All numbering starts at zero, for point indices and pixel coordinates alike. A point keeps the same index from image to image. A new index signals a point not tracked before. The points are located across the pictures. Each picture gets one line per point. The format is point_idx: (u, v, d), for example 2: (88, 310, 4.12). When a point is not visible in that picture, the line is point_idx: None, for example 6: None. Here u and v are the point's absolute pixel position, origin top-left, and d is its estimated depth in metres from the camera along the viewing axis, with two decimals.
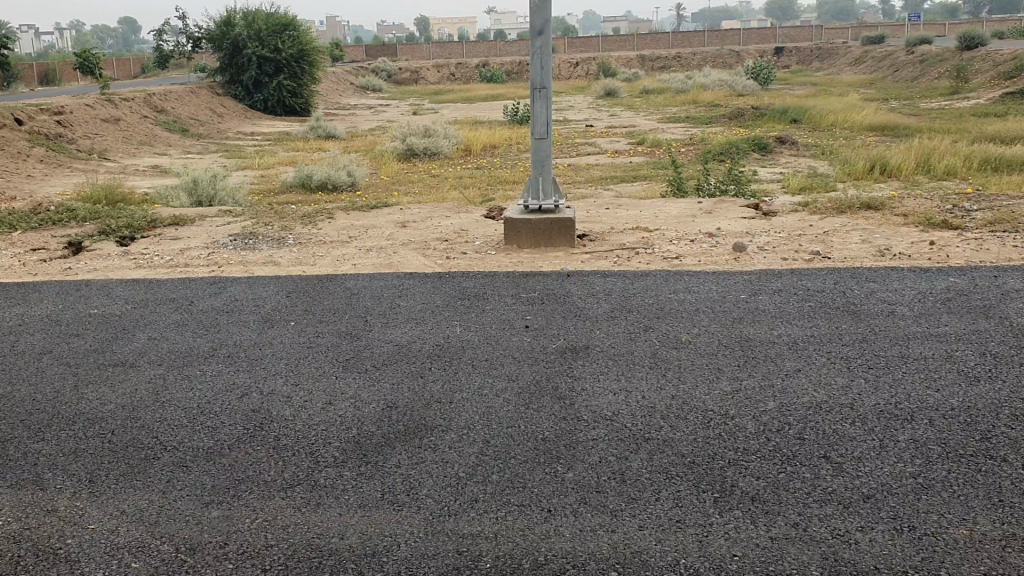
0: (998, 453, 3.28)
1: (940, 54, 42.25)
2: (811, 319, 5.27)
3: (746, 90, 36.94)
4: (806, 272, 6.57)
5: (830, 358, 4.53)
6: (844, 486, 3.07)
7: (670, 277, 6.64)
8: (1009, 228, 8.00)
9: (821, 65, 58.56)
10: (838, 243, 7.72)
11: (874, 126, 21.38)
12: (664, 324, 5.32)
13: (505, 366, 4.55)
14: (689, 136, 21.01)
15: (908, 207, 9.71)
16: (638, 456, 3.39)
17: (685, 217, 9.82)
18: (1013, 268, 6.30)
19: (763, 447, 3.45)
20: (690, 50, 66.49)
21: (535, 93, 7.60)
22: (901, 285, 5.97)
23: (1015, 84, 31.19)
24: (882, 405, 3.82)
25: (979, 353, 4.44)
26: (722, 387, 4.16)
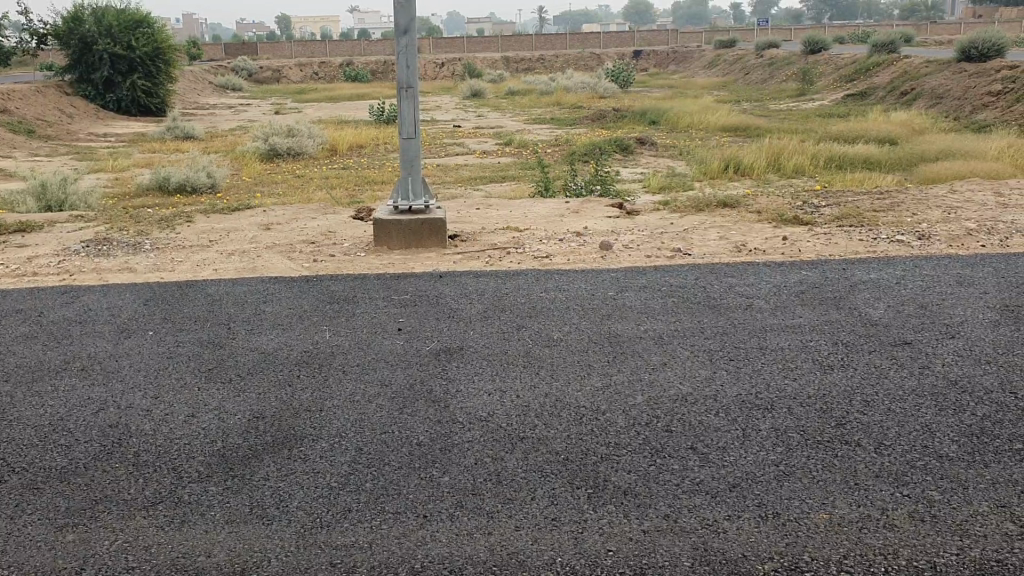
0: (852, 439, 3.45)
1: (787, 58, 44.34)
2: (675, 315, 5.41)
3: (608, 92, 37.75)
4: (669, 268, 6.75)
5: (694, 351, 4.66)
6: (711, 476, 3.16)
7: (540, 276, 6.71)
8: (853, 223, 8.45)
9: (678, 68, 60.49)
10: (698, 240, 7.98)
11: (728, 126, 22.25)
12: (536, 322, 5.37)
13: (377, 370, 4.48)
14: (555, 138, 21.32)
15: (762, 204, 10.12)
16: (513, 455, 3.40)
17: (552, 217, 9.94)
18: (859, 261, 6.65)
19: (633, 441, 3.51)
20: (553, 53, 67.50)
21: (401, 93, 7.51)
22: (757, 279, 6.22)
23: (855, 87, 33.03)
24: (743, 395, 3.96)
25: (831, 342, 4.66)
26: (593, 383, 4.23)
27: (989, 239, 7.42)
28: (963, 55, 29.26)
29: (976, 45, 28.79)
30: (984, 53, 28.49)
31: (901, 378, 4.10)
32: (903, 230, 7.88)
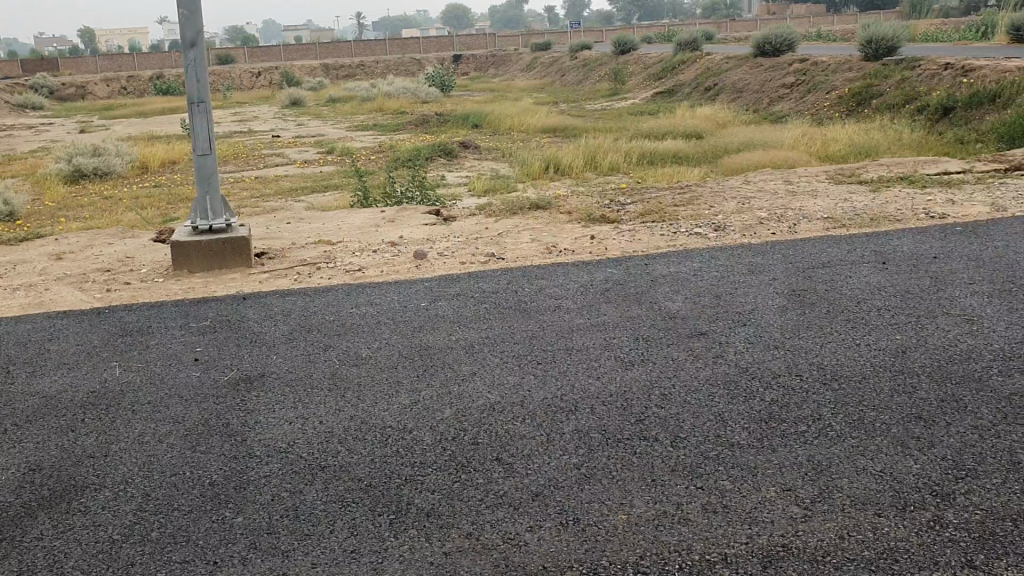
0: (652, 434, 3.52)
1: (599, 59, 45.87)
2: (486, 321, 5.40)
3: (429, 97, 37.75)
4: (482, 274, 6.75)
5: (503, 358, 4.65)
6: (514, 487, 3.14)
7: (351, 291, 6.55)
8: (659, 217, 8.76)
9: (497, 71, 61.32)
10: (511, 243, 8.04)
11: (545, 126, 22.70)
12: (345, 341, 5.22)
13: (170, 408, 4.20)
14: (375, 144, 21.07)
15: (574, 203, 10.33)
16: (313, 486, 3.26)
17: (367, 228, 9.76)
18: (661, 255, 6.87)
19: (438, 458, 3.45)
20: (372, 59, 66.95)
21: (192, 108, 7.16)
22: (566, 279, 6.30)
23: (663, 85, 34.51)
24: (549, 399, 3.97)
25: (634, 338, 4.77)
26: (400, 401, 4.13)
27: (780, 227, 7.84)
28: (758, 51, 31.02)
29: (770, 41, 30.56)
30: (777, 49, 30.41)
31: (698, 368, 4.24)
32: (702, 223, 8.22)
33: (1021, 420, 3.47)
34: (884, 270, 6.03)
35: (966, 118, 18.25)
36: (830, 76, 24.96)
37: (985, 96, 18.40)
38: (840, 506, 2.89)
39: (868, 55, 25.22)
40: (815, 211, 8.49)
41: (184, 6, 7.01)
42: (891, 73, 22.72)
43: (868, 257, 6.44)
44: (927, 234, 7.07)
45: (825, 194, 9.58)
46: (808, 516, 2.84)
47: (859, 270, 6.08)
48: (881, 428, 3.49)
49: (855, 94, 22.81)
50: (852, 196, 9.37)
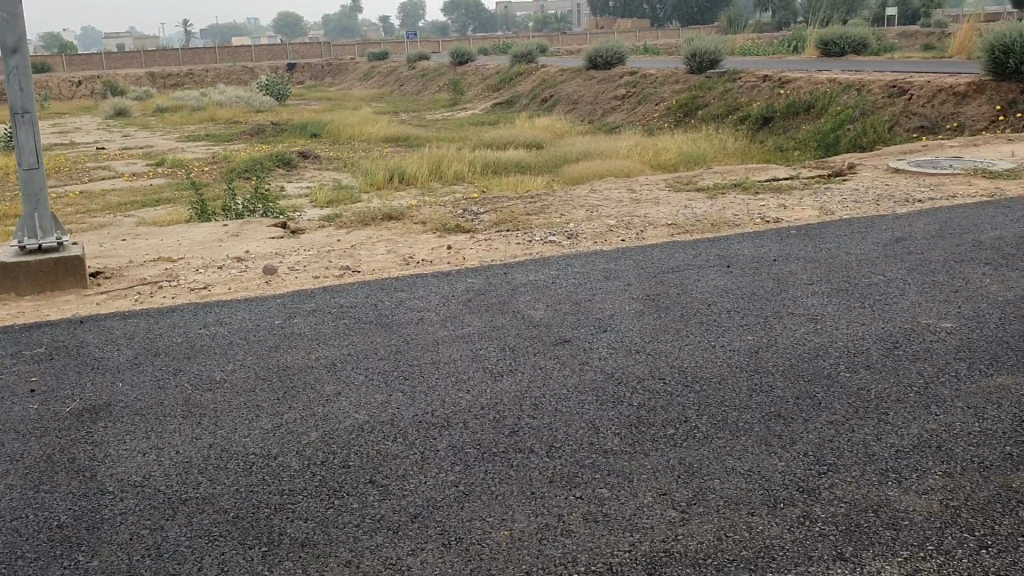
0: (528, 445, 3.50)
1: (438, 69, 45.99)
2: (347, 337, 5.26)
3: (265, 107, 36.76)
4: (337, 288, 6.58)
5: (367, 375, 4.53)
6: (391, 509, 3.05)
7: (200, 310, 6.25)
8: (511, 226, 8.81)
9: (333, 80, 60.43)
10: (365, 255, 7.89)
11: (387, 136, 22.51)
12: (197, 364, 4.95)
13: (6, 445, 3.87)
14: (210, 155, 20.29)
15: (424, 214, 10.25)
16: (175, 522, 3.06)
17: (209, 243, 9.35)
18: (518, 264, 6.90)
19: (309, 483, 3.31)
20: (202, 67, 64.63)
21: (15, 119, 6.65)
22: (426, 291, 6.22)
23: (503, 95, 34.96)
24: (420, 415, 3.89)
25: (500, 348, 4.75)
26: (262, 425, 3.95)
27: (628, 234, 8.02)
28: (590, 64, 31.91)
29: (601, 53, 31.51)
30: (608, 61, 31.36)
31: (565, 377, 4.25)
32: (554, 231, 8.31)
33: (871, 412, 3.62)
34: (729, 273, 6.26)
35: (784, 126, 19.99)
36: (660, 87, 25.98)
37: (801, 107, 20.03)
38: (715, 507, 2.94)
39: (692, 67, 26.45)
40: (659, 217, 8.75)
41: (5, 9, 6.50)
42: (717, 85, 23.86)
43: (713, 260, 6.68)
44: (764, 238, 7.41)
45: (666, 201, 9.89)
46: (686, 519, 2.88)
47: (707, 273, 6.30)
48: (744, 426, 3.59)
49: (683, 104, 23.88)
50: (691, 202, 9.72)
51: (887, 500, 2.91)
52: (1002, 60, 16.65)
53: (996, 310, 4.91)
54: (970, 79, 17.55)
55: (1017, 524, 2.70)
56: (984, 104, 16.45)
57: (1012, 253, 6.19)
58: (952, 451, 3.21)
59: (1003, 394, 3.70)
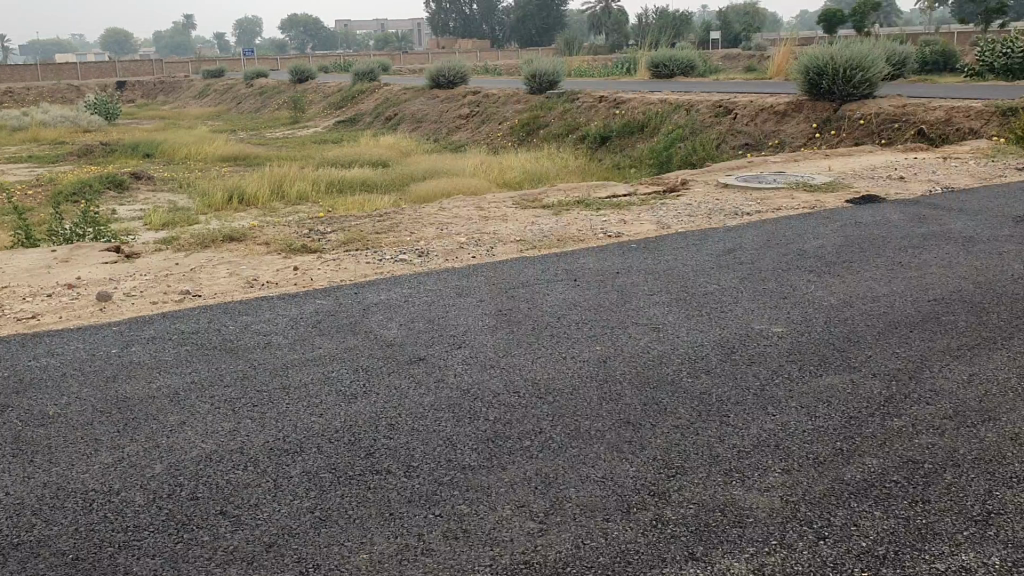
0: (384, 467, 3.47)
1: (276, 88, 45.09)
2: (191, 364, 5.07)
3: (92, 126, 35.02)
4: (178, 314, 6.33)
5: (214, 403, 4.36)
6: (244, 540, 2.95)
7: (29, 341, 5.88)
8: (358, 245, 8.72)
9: (165, 98, 58.18)
10: (206, 278, 7.63)
11: (226, 156, 21.85)
12: (27, 399, 4.65)
13: None
14: (33, 177, 19.10)
15: (268, 235, 9.99)
16: (8, 569, 2.86)
17: (36, 269, 8.79)
18: (367, 283, 6.83)
19: (155, 519, 3.16)
20: (20, 84, 60.84)
21: None
22: (272, 314, 6.08)
23: (345, 113, 34.62)
24: (272, 442, 3.79)
25: (352, 370, 4.69)
26: (101, 460, 3.74)
27: (477, 251, 8.07)
28: (433, 83, 32.06)
29: (443, 73, 31.73)
30: (451, 80, 31.65)
31: (420, 395, 4.23)
32: (404, 249, 8.28)
33: (713, 415, 3.78)
34: (576, 287, 6.39)
35: (622, 145, 20.69)
36: (502, 107, 26.42)
37: (636, 126, 20.84)
38: (571, 516, 3.00)
39: (533, 88, 27.03)
40: (507, 234, 8.85)
41: None
42: (557, 105, 24.47)
43: (561, 275, 6.81)
44: (608, 252, 7.62)
45: (513, 218, 10.04)
46: (544, 529, 2.92)
47: (556, 287, 6.42)
48: (597, 435, 3.66)
49: (525, 123, 24.36)
50: (537, 219, 9.92)
51: (733, 499, 3.04)
52: (817, 81, 17.84)
53: (820, 314, 5.23)
54: (790, 99, 18.71)
55: (850, 514, 2.88)
56: (803, 122, 17.56)
57: (833, 260, 6.62)
58: (790, 449, 3.39)
59: (833, 392, 3.94)
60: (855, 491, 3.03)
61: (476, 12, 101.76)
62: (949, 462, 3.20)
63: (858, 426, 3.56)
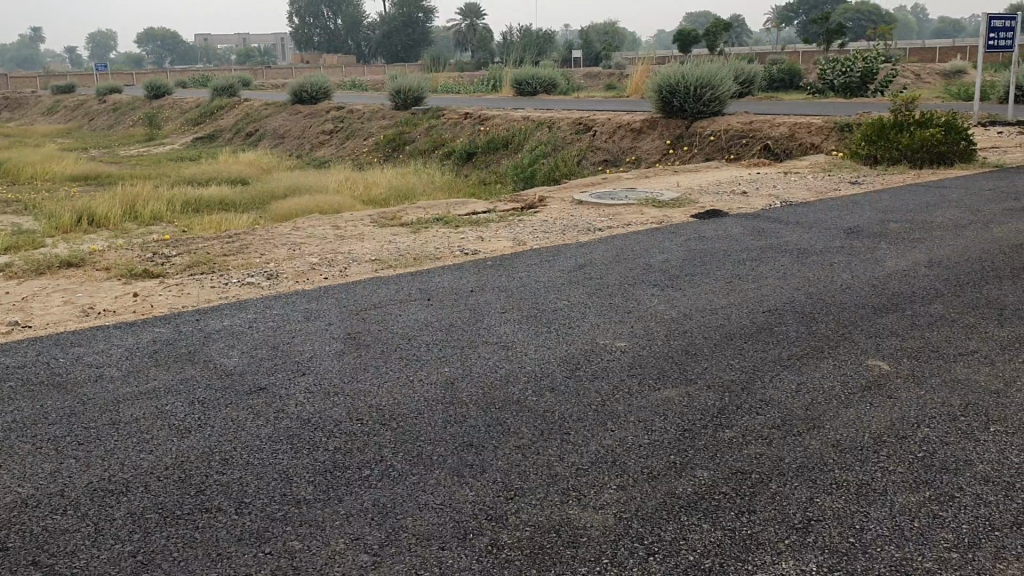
0: (214, 504, 3.32)
1: (131, 104, 43.32)
2: (13, 402, 4.74)
3: None
4: (5, 347, 5.93)
5: (34, 444, 4.09)
6: None
7: None
8: (205, 269, 8.42)
9: (9, 114, 55.03)
10: (39, 308, 7.20)
11: (72, 176, 20.77)
12: None
13: None
14: None
15: (110, 259, 9.52)
16: None
17: None
18: (212, 308, 6.59)
19: None
20: None
21: None
22: (108, 344, 5.78)
23: (202, 130, 33.56)
24: (95, 483, 3.58)
25: (188, 403, 4.48)
26: None
27: (330, 271, 7.91)
28: (295, 98, 31.49)
29: (306, 89, 31.20)
30: (313, 95, 31.16)
31: (258, 427, 4.08)
32: (252, 272, 8.04)
33: (554, 434, 3.79)
34: (429, 306, 6.34)
35: (485, 161, 20.80)
36: (365, 124, 26.19)
37: (499, 143, 21.03)
38: (407, 546, 2.94)
39: (397, 104, 26.91)
40: (362, 253, 8.73)
41: None
42: (421, 122, 24.45)
43: (412, 295, 6.74)
44: (462, 270, 7.60)
45: (369, 237, 9.92)
46: (378, 562, 2.85)
47: (408, 307, 6.35)
48: (437, 460, 3.60)
49: (389, 140, 24.20)
50: (394, 237, 9.83)
51: (568, 519, 3.05)
52: (669, 99, 18.44)
53: (662, 328, 5.35)
54: (645, 116, 19.28)
55: (680, 529, 2.94)
56: (657, 139, 18.12)
57: (676, 274, 6.83)
58: (626, 465, 3.44)
59: (670, 406, 4.02)
60: (686, 505, 3.09)
61: (340, 27, 100.69)
62: (775, 471, 3.31)
63: (691, 439, 3.65)
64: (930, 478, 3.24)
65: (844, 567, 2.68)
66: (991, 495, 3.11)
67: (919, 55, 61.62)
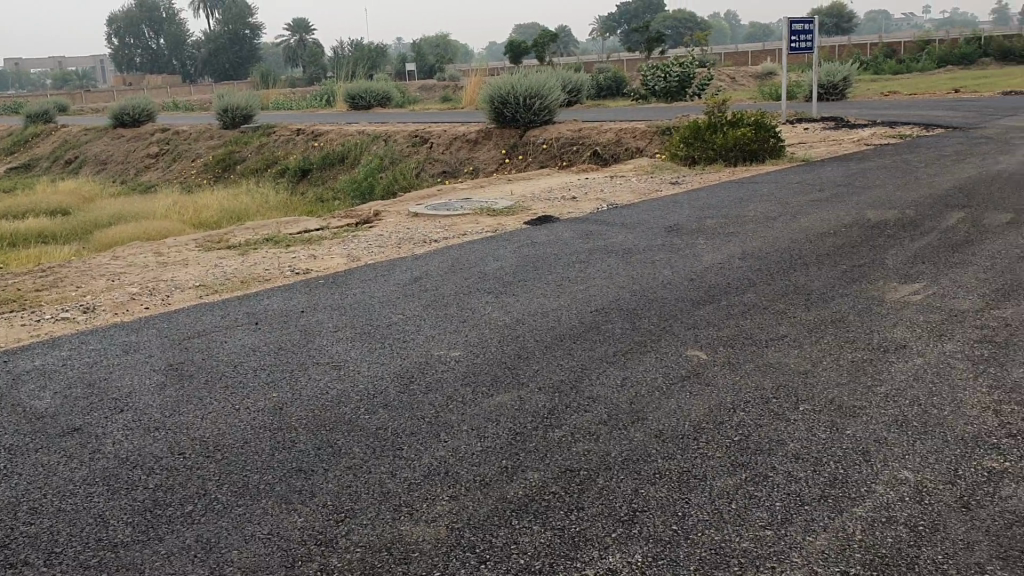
0: (22, 558, 3.10)
1: None
2: None
3: None
4: None
5: None
6: None
7: None
8: (16, 306, 7.88)
9: None
10: None
11: None
12: None
13: None
14: None
15: None
16: None
17: None
18: (22, 348, 6.17)
19: None
20: None
21: None
22: None
23: (15, 159, 31.53)
24: None
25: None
26: None
27: (152, 301, 7.57)
28: (116, 121, 30.04)
29: (127, 111, 29.79)
30: (135, 118, 29.86)
31: (70, 471, 3.83)
32: (67, 306, 7.59)
33: (386, 450, 3.74)
34: (257, 330, 6.15)
35: (321, 177, 20.45)
36: (193, 146, 25.27)
37: (334, 158, 20.74)
38: None
39: (226, 123, 26.12)
40: (187, 280, 8.39)
41: None
42: (251, 141, 23.82)
43: (240, 319, 6.53)
44: (294, 290, 7.43)
45: (196, 262, 9.56)
46: None
47: (236, 332, 6.14)
48: (265, 489, 3.47)
49: (219, 160, 23.44)
50: (222, 261, 9.50)
51: (399, 536, 3.01)
52: (500, 109, 18.69)
53: (494, 335, 5.39)
54: (479, 126, 19.47)
55: (510, 533, 2.95)
56: (491, 148, 18.33)
57: (509, 281, 6.90)
58: (457, 475, 3.43)
59: (502, 412, 4.05)
60: (516, 509, 3.11)
61: (163, 47, 96.89)
62: (602, 467, 3.39)
63: (521, 442, 3.68)
64: (745, 459, 3.39)
65: (669, 554, 2.76)
66: (801, 471, 3.27)
67: (734, 60, 65.00)
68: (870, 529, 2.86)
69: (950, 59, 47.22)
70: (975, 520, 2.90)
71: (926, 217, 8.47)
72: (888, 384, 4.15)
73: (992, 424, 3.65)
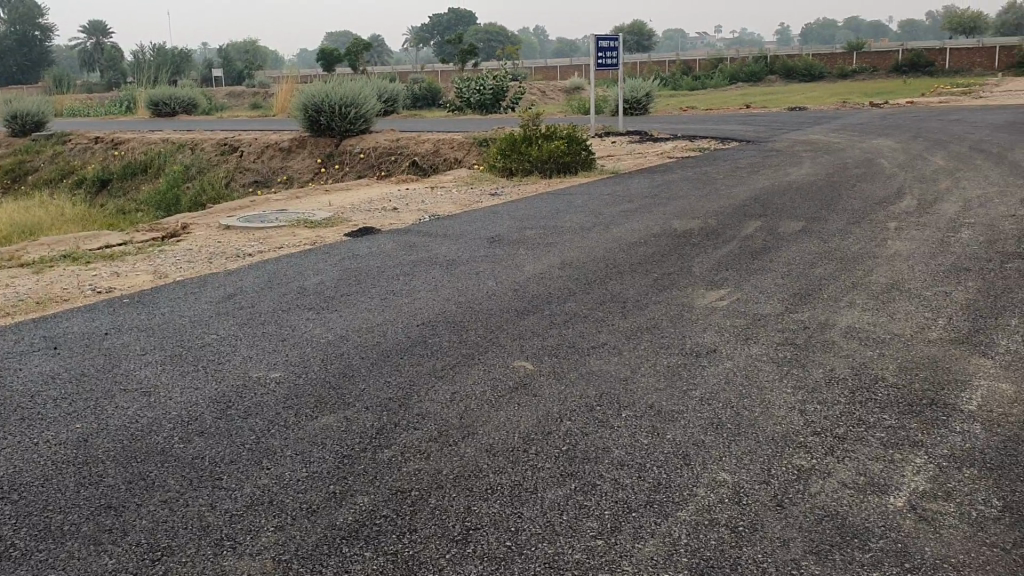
0: None
1: None
2: None
3: None
4: None
5: None
6: None
7: None
8: None
9: None
10: None
11: None
12: None
13: None
14: None
15: None
16: None
17: None
18: None
19: None
20: None
21: None
22: None
23: None
24: None
25: None
26: None
27: None
28: None
29: None
30: None
31: None
32: None
33: (205, 481, 3.55)
34: (57, 355, 5.70)
35: (123, 188, 19.34)
36: None
37: (137, 168, 19.67)
38: None
39: (14, 130, 24.25)
40: None
41: None
42: (44, 150, 22.21)
43: (37, 344, 6.03)
44: (98, 310, 6.95)
45: None
46: None
47: (32, 359, 5.66)
48: (70, 530, 3.21)
49: (7, 170, 21.71)
50: (13, 280, 8.77)
51: (223, 573, 2.85)
52: (315, 118, 18.32)
53: (317, 353, 5.23)
54: (293, 135, 19.01)
55: (341, 562, 2.86)
56: (306, 158, 17.92)
57: (331, 295, 6.75)
58: (283, 503, 3.29)
59: (327, 434, 3.93)
60: (346, 536, 3.02)
61: None
62: (433, 486, 3.34)
63: (349, 465, 3.58)
64: (573, 469, 3.44)
65: (503, 571, 2.75)
66: (626, 478, 3.35)
67: (543, 73, 66.78)
68: (694, 532, 2.97)
69: (739, 76, 50.46)
70: (789, 517, 3.05)
71: (728, 226, 8.96)
72: (703, 388, 4.33)
73: (798, 423, 3.88)
